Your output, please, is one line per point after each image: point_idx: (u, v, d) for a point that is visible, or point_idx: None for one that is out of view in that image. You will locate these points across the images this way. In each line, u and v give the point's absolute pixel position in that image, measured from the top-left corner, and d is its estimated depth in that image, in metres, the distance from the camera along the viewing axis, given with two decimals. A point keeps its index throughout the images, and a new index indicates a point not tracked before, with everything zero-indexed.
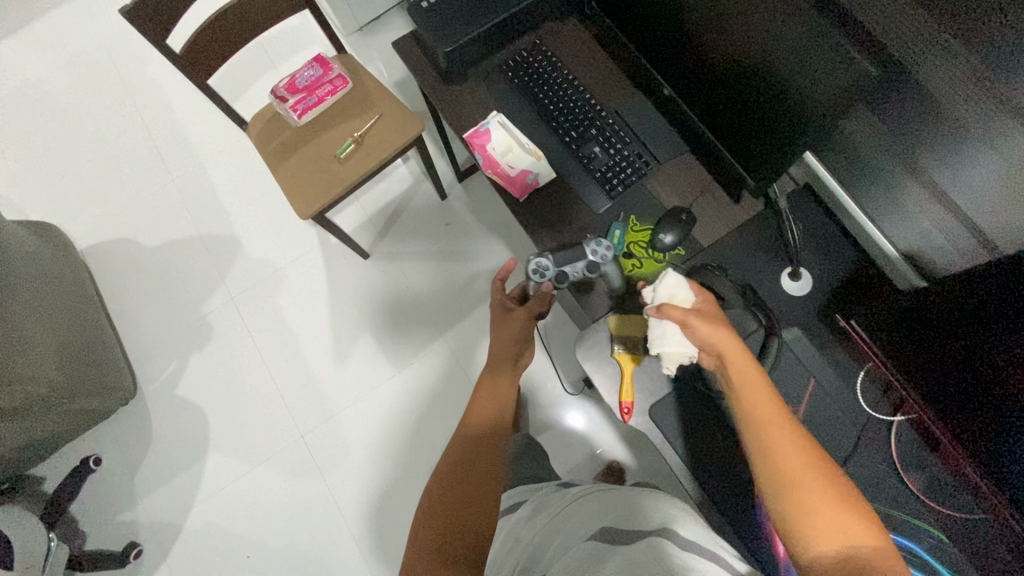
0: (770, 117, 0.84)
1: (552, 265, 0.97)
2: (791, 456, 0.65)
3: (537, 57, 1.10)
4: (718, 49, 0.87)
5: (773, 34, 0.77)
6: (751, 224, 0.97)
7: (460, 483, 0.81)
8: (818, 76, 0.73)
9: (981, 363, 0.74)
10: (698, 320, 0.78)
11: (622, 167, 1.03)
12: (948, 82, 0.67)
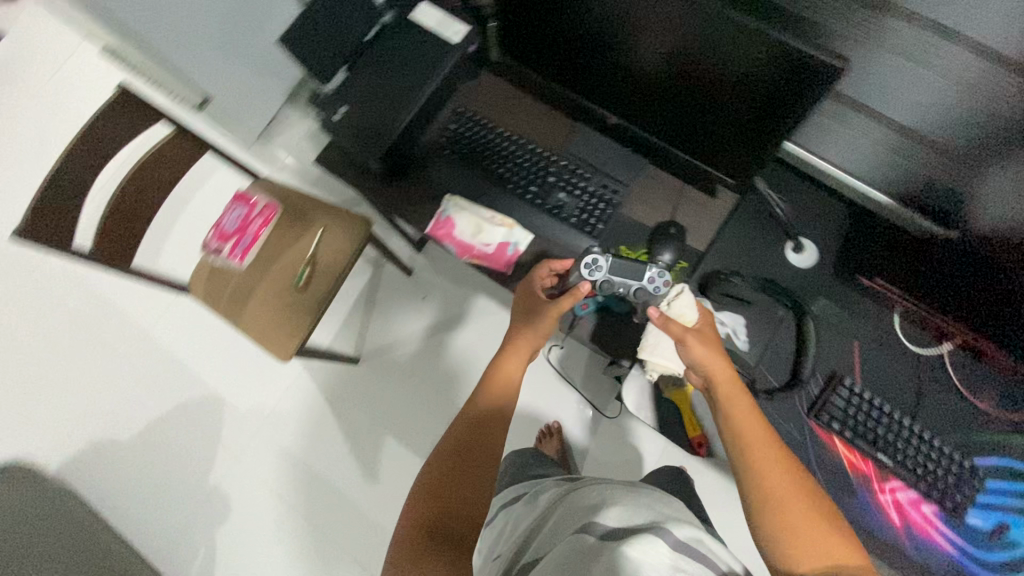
0: (711, 112, 0.83)
1: (605, 270, 0.86)
2: (777, 471, 0.63)
3: (468, 126, 1.06)
4: (634, 67, 0.85)
5: (678, 36, 0.76)
6: (738, 215, 0.99)
7: (467, 465, 0.70)
8: (737, 62, 0.73)
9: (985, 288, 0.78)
10: (697, 339, 0.76)
11: (595, 204, 1.01)
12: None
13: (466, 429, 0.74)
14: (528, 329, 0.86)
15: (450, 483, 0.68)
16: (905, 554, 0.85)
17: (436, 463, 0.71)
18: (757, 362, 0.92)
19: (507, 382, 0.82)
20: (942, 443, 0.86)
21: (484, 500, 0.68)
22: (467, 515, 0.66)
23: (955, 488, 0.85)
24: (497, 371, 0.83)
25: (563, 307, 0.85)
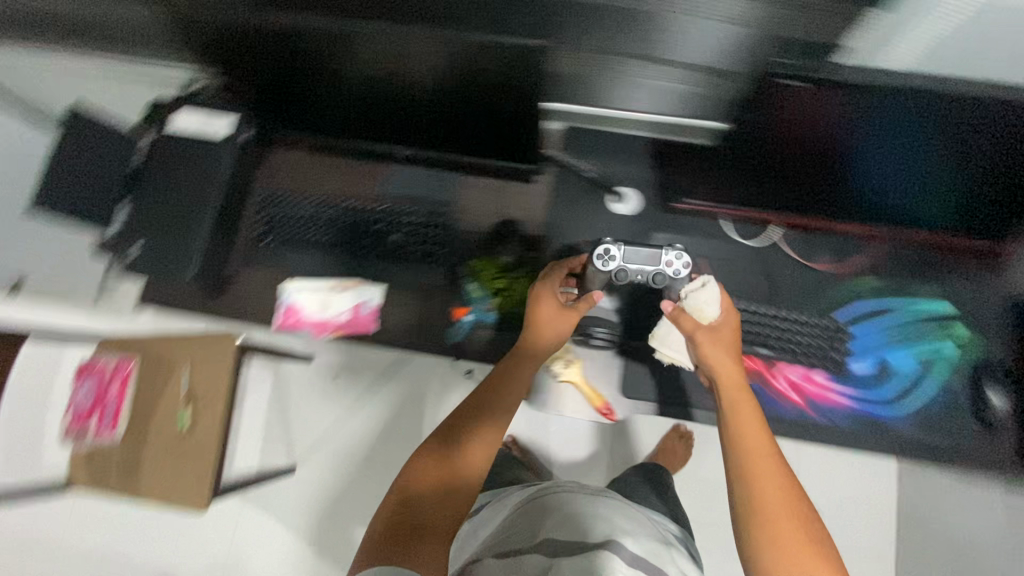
0: (493, 105, 0.82)
1: (621, 255, 0.70)
2: (772, 494, 0.60)
3: (282, 209, 1.05)
4: (403, 83, 0.80)
5: (428, 55, 0.70)
6: (558, 187, 1.02)
7: (452, 455, 0.68)
8: (498, 60, 0.68)
9: (803, 152, 0.79)
10: (706, 341, 0.72)
11: (429, 232, 1.02)
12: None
13: (447, 424, 0.72)
14: (539, 331, 0.80)
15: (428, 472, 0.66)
16: (815, 424, 0.93)
17: (419, 458, 0.68)
18: None
19: (511, 392, 0.76)
20: (802, 313, 0.95)
21: (473, 484, 0.66)
22: (437, 504, 0.63)
23: (825, 348, 0.93)
24: (499, 382, 0.77)
25: (578, 313, 0.79)
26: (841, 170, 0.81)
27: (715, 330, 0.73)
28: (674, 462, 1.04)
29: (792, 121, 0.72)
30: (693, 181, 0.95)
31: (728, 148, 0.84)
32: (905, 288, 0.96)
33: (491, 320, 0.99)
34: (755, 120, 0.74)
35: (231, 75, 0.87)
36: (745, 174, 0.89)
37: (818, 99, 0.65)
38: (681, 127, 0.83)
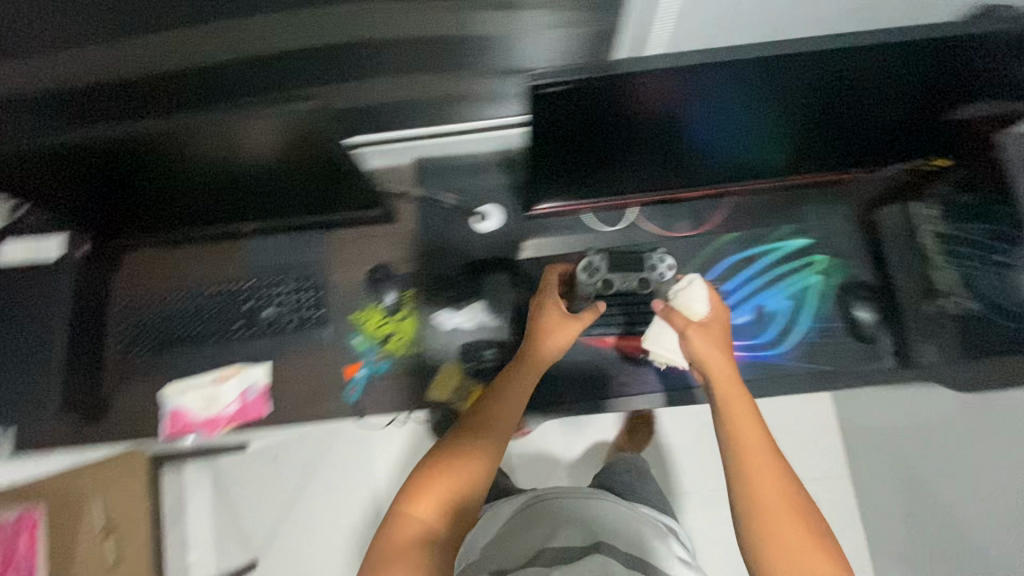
0: (304, 169, 0.82)
1: (604, 264, 0.84)
2: (767, 488, 0.55)
3: (150, 312, 1.00)
4: (208, 172, 0.79)
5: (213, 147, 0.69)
6: (419, 221, 1.00)
7: (461, 468, 0.59)
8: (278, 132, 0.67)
9: (616, 146, 0.83)
10: (697, 334, 0.68)
11: (305, 297, 0.99)
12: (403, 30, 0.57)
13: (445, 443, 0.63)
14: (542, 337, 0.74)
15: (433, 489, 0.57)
16: (713, 382, 0.97)
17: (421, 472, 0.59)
18: (515, 326, 0.95)
19: (512, 409, 0.67)
20: None
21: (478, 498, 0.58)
22: (447, 526, 0.56)
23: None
24: (500, 396, 0.67)
25: (580, 322, 0.75)
26: (659, 150, 0.85)
27: (705, 325, 0.70)
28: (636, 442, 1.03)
29: (582, 131, 0.75)
30: (561, 188, 0.93)
31: (551, 165, 0.86)
32: (765, 235, 1.01)
33: (384, 369, 0.95)
34: (551, 139, 0.77)
35: (53, 212, 0.84)
36: (612, 165, 0.88)
37: (638, 84, 0.65)
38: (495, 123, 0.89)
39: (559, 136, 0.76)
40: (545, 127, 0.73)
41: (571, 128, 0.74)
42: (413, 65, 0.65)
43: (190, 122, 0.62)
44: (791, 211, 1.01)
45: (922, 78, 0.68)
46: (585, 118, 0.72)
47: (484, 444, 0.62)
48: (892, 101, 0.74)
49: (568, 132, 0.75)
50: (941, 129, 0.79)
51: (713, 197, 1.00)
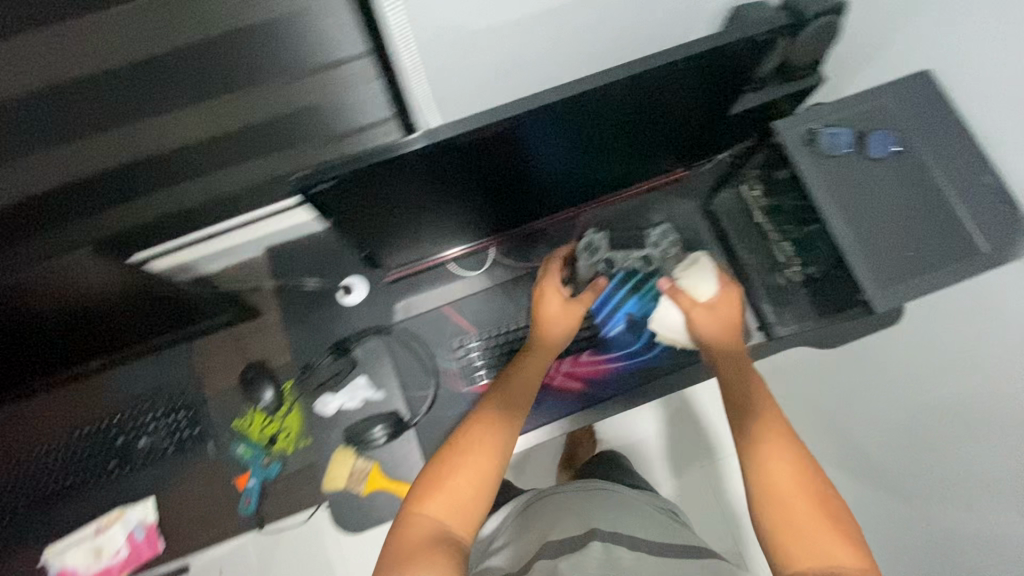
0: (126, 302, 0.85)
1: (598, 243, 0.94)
2: (784, 469, 0.60)
3: (7, 480, 0.92)
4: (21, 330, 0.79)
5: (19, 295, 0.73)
6: (285, 310, 0.98)
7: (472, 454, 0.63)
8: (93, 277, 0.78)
9: (436, 206, 0.82)
10: (704, 313, 0.81)
11: (179, 419, 0.94)
12: (201, 131, 0.73)
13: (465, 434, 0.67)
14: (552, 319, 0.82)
15: (451, 477, 0.61)
16: (601, 399, 1.00)
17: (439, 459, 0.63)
18: (399, 393, 0.94)
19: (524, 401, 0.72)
20: None
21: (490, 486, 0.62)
22: (463, 516, 0.59)
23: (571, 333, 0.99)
24: (513, 389, 0.73)
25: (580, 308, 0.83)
26: (485, 197, 0.86)
27: (713, 308, 0.82)
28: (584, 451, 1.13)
29: (385, 202, 0.75)
30: (397, 249, 0.91)
31: (377, 239, 0.85)
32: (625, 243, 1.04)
33: (276, 471, 0.92)
34: (355, 215, 0.75)
35: None
36: (438, 221, 0.88)
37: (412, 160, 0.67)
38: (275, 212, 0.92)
39: (363, 210, 0.74)
40: (343, 208, 0.71)
41: (371, 202, 0.73)
42: (236, 157, 0.79)
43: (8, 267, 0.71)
44: (641, 217, 1.05)
45: (685, 87, 0.75)
46: (385, 191, 0.72)
47: (505, 433, 0.66)
48: (670, 113, 0.81)
49: (371, 205, 0.74)
50: (729, 125, 0.88)
51: (558, 221, 1.04)
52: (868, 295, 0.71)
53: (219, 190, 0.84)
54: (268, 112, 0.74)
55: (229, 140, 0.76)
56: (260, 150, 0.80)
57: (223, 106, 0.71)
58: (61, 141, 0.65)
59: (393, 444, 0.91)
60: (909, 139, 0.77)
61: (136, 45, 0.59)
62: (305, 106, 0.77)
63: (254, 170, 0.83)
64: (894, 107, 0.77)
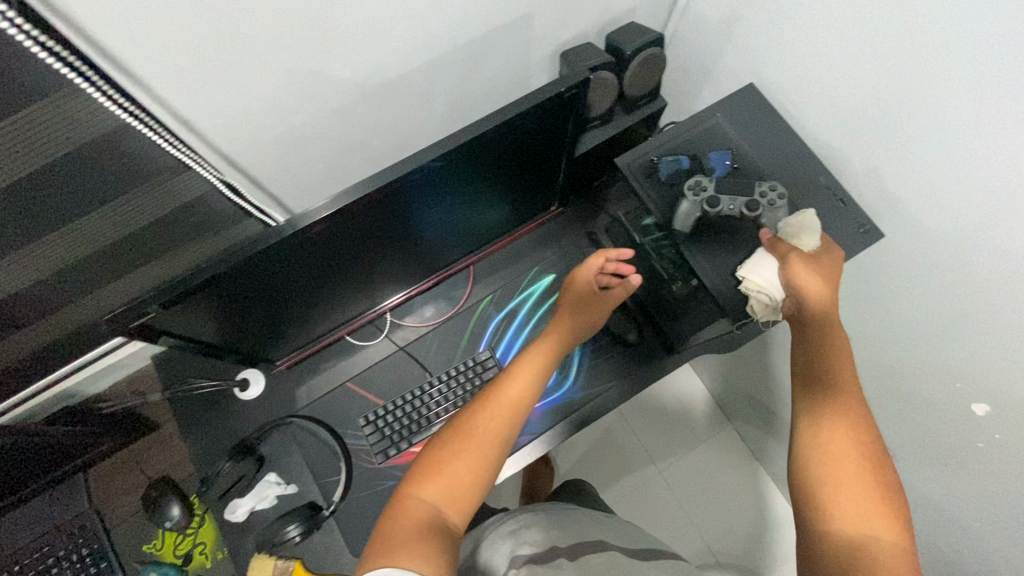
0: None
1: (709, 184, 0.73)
2: (838, 439, 0.61)
3: None
4: None
5: None
6: (180, 420, 0.94)
7: (475, 445, 0.67)
8: None
9: (310, 292, 0.82)
10: (802, 263, 0.67)
11: (79, 558, 0.87)
12: (20, 280, 0.64)
13: (471, 420, 0.70)
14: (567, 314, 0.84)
15: (453, 463, 0.65)
16: (521, 446, 0.97)
17: (445, 446, 0.66)
18: (315, 481, 0.91)
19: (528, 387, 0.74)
20: (458, 365, 0.99)
21: (486, 477, 0.66)
22: (458, 503, 0.63)
23: (478, 384, 0.97)
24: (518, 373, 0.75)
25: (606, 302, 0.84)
26: (359, 273, 0.86)
27: (816, 258, 0.67)
28: (536, 482, 1.31)
29: (250, 301, 0.74)
30: (280, 342, 0.89)
31: (252, 334, 0.83)
32: (520, 282, 1.05)
33: None
34: (220, 318, 0.74)
35: None
36: (316, 308, 0.87)
37: (263, 262, 0.68)
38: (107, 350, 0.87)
39: (227, 310, 0.74)
40: (200, 316, 0.71)
41: (231, 303, 0.72)
42: (79, 294, 0.72)
43: None
44: (533, 254, 1.06)
45: (524, 142, 0.77)
46: (245, 293, 0.72)
47: (505, 426, 0.70)
48: (520, 167, 0.83)
49: (234, 306, 0.73)
50: (585, 162, 0.91)
51: (450, 274, 1.03)
52: (732, 314, 0.73)
53: (65, 325, 0.75)
54: (97, 239, 0.67)
55: (60, 280, 0.68)
56: (106, 279, 0.73)
57: (39, 247, 0.63)
58: None
59: (315, 535, 0.88)
60: (745, 152, 0.79)
61: None
62: (137, 228, 0.70)
63: (99, 303, 0.75)
64: (728, 124, 0.81)
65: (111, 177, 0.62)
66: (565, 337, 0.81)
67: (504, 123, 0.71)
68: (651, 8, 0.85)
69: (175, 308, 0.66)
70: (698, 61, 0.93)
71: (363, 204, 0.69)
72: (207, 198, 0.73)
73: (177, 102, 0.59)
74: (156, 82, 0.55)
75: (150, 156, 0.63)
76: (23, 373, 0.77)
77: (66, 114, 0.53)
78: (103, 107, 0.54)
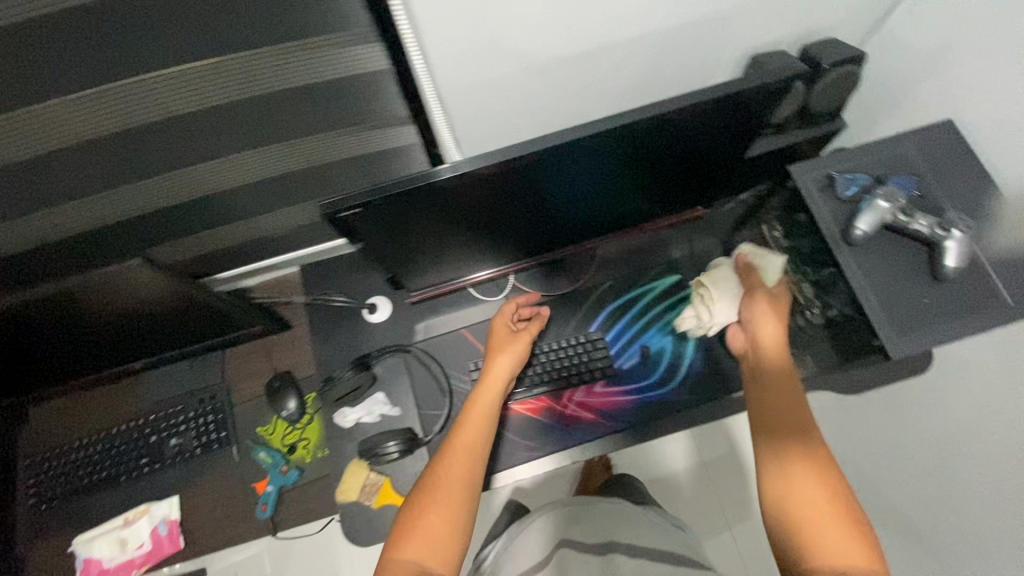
0: (180, 316, 0.88)
1: (902, 197, 0.73)
2: (800, 474, 0.62)
3: (54, 467, 0.98)
4: (87, 332, 0.85)
5: (83, 304, 0.78)
6: (314, 324, 1.03)
7: (438, 491, 0.70)
8: (136, 289, 0.78)
9: (465, 235, 0.88)
10: (766, 300, 0.82)
11: (208, 422, 0.99)
12: (256, 177, 0.79)
13: (430, 471, 0.74)
14: (499, 354, 0.89)
15: (425, 518, 0.68)
16: (611, 430, 0.98)
17: (413, 505, 0.69)
18: (417, 409, 0.97)
19: (476, 427, 0.79)
20: (569, 338, 1.02)
21: (463, 515, 0.69)
22: (441, 554, 0.65)
23: (585, 362, 1.00)
24: (463, 418, 0.80)
25: (528, 331, 0.94)
26: (511, 228, 0.90)
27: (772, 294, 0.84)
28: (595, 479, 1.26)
29: (419, 228, 0.80)
30: (421, 270, 0.94)
31: (405, 261, 0.89)
32: (644, 275, 1.06)
33: (294, 478, 0.96)
34: (392, 236, 0.80)
35: None
36: (461, 251, 0.92)
37: (450, 193, 0.74)
38: (324, 250, 1.03)
39: (401, 231, 0.80)
40: (379, 229, 0.76)
41: (408, 223, 0.78)
42: (279, 202, 0.86)
43: (79, 296, 0.76)
44: (661, 251, 1.07)
45: (702, 132, 0.78)
46: (418, 218, 0.78)
47: (467, 470, 0.73)
48: (686, 159, 0.84)
49: (409, 226, 0.79)
50: (745, 168, 0.92)
51: (579, 253, 1.06)
52: (885, 341, 0.69)
53: (265, 225, 0.91)
54: (316, 156, 0.79)
55: (275, 185, 0.83)
56: (308, 189, 0.86)
57: (276, 155, 0.76)
58: (161, 176, 0.73)
59: (406, 458, 0.93)
60: (929, 185, 0.76)
61: (215, 95, 0.63)
62: (350, 158, 0.82)
63: (280, 217, 0.90)
64: (913, 153, 0.78)
65: (351, 113, 0.73)
66: (507, 375, 0.87)
67: (696, 110, 0.73)
68: (855, 25, 0.83)
69: (365, 215, 0.72)
70: (889, 89, 0.90)
71: (548, 159, 0.72)
72: (410, 148, 0.85)
73: (435, 48, 0.64)
74: (431, 27, 0.60)
75: (387, 108, 0.74)
76: (220, 249, 0.92)
77: (340, 59, 0.64)
78: (367, 47, 0.63)
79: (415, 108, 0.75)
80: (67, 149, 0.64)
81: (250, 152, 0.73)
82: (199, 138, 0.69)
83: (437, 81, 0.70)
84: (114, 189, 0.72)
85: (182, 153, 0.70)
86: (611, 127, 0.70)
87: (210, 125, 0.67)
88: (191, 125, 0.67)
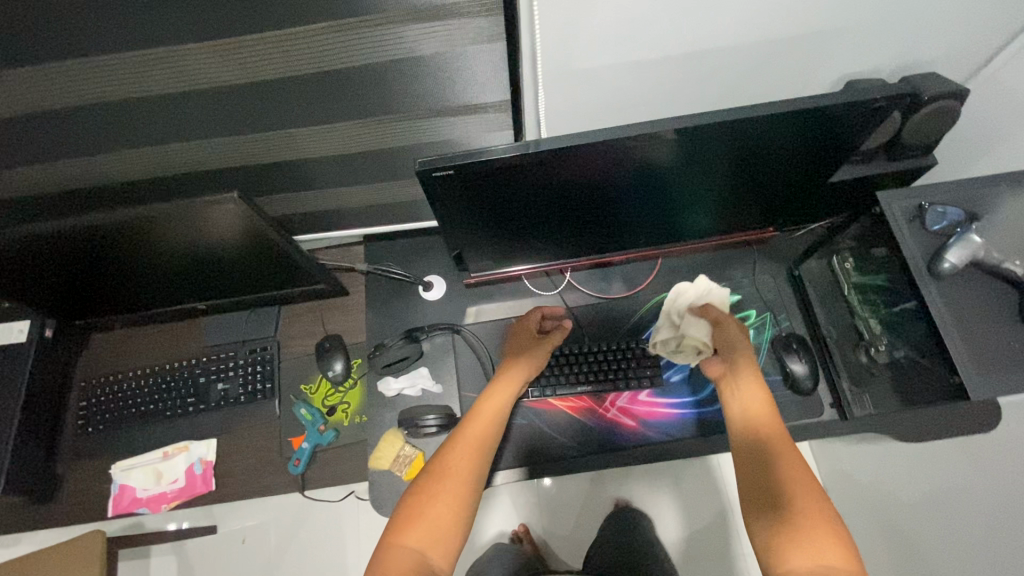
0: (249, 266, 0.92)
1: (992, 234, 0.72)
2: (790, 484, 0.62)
3: (107, 393, 1.01)
4: (164, 265, 0.89)
5: (167, 236, 0.82)
6: (369, 295, 1.05)
7: (441, 482, 0.69)
8: (218, 228, 0.81)
9: (534, 224, 0.88)
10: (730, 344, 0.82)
11: (256, 371, 1.01)
12: (348, 140, 0.83)
13: (436, 459, 0.73)
14: (518, 360, 0.89)
15: (428, 506, 0.66)
16: (650, 441, 0.96)
17: (421, 490, 0.68)
18: (457, 389, 0.98)
19: (486, 422, 0.78)
20: (619, 343, 1.00)
21: (467, 510, 0.69)
22: (440, 545, 0.64)
23: (634, 368, 0.98)
24: (474, 412, 0.80)
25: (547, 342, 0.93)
26: (579, 224, 0.91)
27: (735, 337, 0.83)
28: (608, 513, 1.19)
29: (496, 208, 0.82)
30: (485, 252, 0.95)
31: (471, 241, 0.91)
32: None
33: (329, 439, 0.97)
34: (470, 211, 0.82)
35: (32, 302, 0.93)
36: (525, 240, 0.93)
37: (534, 174, 0.75)
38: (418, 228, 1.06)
39: (480, 207, 0.81)
40: (461, 201, 0.79)
41: (488, 200, 0.79)
42: (362, 168, 0.90)
43: (166, 227, 0.80)
44: (722, 270, 1.05)
45: (792, 148, 0.77)
46: (497, 196, 0.79)
47: (474, 464, 0.73)
48: (767, 175, 0.84)
49: (488, 204, 0.80)
50: (826, 194, 0.90)
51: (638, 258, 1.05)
52: (964, 378, 0.66)
53: (344, 190, 0.94)
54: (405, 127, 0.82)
55: (364, 152, 0.86)
56: (391, 161, 0.89)
57: (375, 122, 0.81)
58: (266, 125, 0.78)
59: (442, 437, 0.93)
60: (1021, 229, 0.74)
61: (330, 56, 0.69)
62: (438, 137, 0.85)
63: (357, 184, 0.93)
64: (1010, 195, 0.76)
65: (447, 90, 0.77)
66: (522, 378, 0.87)
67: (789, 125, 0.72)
68: (955, 66, 0.83)
69: (452, 182, 0.73)
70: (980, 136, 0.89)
71: (634, 152, 0.73)
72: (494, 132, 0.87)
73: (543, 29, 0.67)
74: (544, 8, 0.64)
75: (485, 91, 0.78)
76: (296, 204, 0.96)
77: (450, 34, 0.69)
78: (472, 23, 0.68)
79: (511, 89, 0.78)
80: (197, 89, 0.71)
81: (347, 114, 0.78)
82: (305, 92, 0.74)
83: (539, 63, 0.72)
84: (222, 131, 0.77)
85: (287, 105, 0.75)
86: (706, 128, 0.70)
87: (319, 83, 0.73)
88: (302, 80, 0.72)
